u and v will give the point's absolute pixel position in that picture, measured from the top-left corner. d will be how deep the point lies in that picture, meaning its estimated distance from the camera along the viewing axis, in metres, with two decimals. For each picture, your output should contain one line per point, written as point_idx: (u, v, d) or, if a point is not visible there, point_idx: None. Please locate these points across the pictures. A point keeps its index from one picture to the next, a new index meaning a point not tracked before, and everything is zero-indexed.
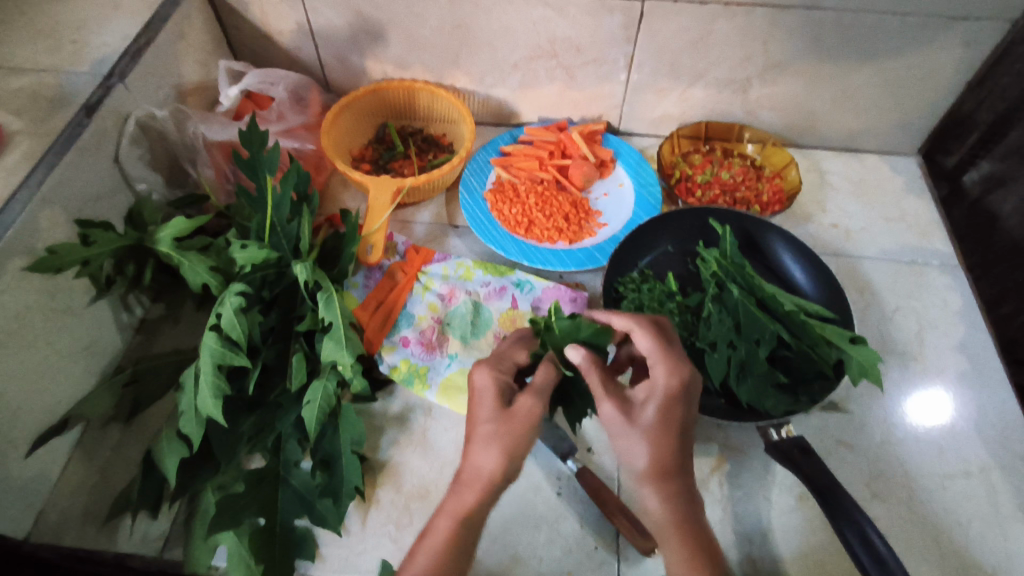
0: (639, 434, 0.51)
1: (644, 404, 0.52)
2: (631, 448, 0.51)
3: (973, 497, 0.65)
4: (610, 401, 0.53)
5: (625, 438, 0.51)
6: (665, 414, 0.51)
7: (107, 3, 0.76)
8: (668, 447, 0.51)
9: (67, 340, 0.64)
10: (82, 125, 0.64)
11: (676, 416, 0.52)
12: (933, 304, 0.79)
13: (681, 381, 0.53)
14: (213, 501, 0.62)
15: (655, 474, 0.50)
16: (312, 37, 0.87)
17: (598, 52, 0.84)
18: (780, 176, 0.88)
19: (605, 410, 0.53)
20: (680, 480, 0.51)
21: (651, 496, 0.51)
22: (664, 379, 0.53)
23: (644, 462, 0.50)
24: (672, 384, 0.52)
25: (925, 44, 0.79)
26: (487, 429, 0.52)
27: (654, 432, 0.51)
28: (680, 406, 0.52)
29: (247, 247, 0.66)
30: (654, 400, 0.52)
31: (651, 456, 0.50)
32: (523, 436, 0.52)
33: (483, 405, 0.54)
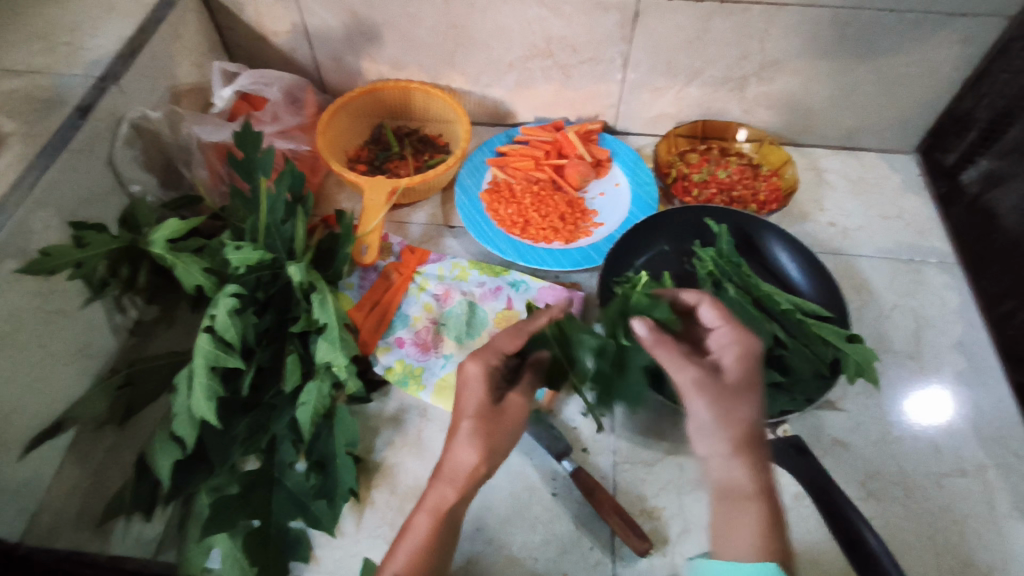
0: (729, 396, 0.49)
1: (726, 368, 0.51)
2: (716, 413, 0.48)
3: (970, 496, 0.64)
4: (689, 369, 0.51)
5: (710, 403, 0.49)
6: (744, 377, 0.50)
7: (102, 4, 0.76)
8: (755, 410, 0.49)
9: (61, 342, 0.64)
10: (75, 127, 0.64)
11: (756, 380, 0.51)
12: (931, 302, 0.79)
13: (757, 345, 0.52)
14: (207, 502, 0.61)
15: (743, 440, 0.48)
16: (308, 38, 0.87)
17: (594, 52, 0.84)
18: (777, 175, 0.87)
19: (684, 379, 0.50)
20: (763, 450, 0.48)
21: (741, 467, 0.47)
22: (742, 342, 0.52)
23: (736, 426, 0.48)
24: (749, 349, 0.52)
25: (923, 41, 0.79)
26: (469, 425, 0.52)
27: (738, 395, 0.49)
28: (759, 370, 0.51)
29: (241, 249, 0.66)
30: (735, 363, 0.51)
31: (741, 419, 0.48)
32: (502, 433, 0.53)
33: (472, 396, 0.53)
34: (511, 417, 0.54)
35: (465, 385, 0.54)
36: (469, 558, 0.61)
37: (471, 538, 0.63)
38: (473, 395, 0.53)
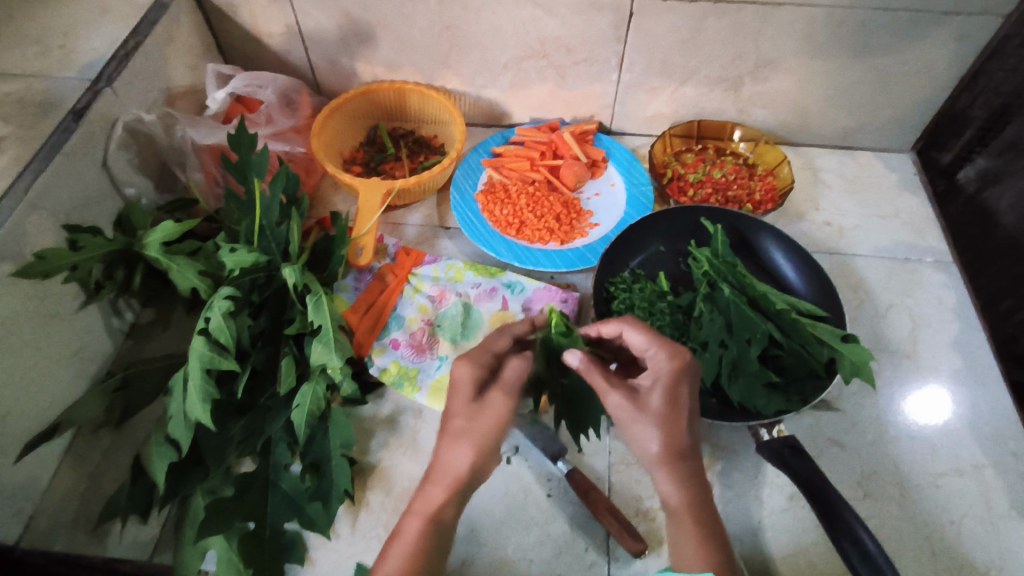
0: (651, 421, 0.52)
1: (648, 392, 0.53)
2: (643, 434, 0.52)
3: (967, 495, 0.64)
4: (616, 392, 0.53)
5: (636, 425, 0.52)
6: (671, 398, 0.52)
7: (96, 7, 0.76)
8: (678, 428, 0.52)
9: (56, 345, 0.64)
10: (69, 130, 0.64)
11: (681, 400, 0.53)
12: (927, 301, 0.79)
13: (683, 365, 0.53)
14: (202, 504, 0.62)
15: (668, 458, 0.51)
16: (302, 39, 0.87)
17: (588, 52, 0.84)
18: (772, 174, 0.87)
19: (612, 402, 0.53)
20: (692, 461, 0.52)
21: (666, 480, 0.52)
22: (667, 365, 0.53)
23: (657, 446, 0.51)
24: (676, 370, 0.53)
25: (918, 40, 0.78)
26: (458, 424, 0.52)
27: (662, 417, 0.52)
28: (684, 392, 0.53)
29: (236, 251, 0.66)
30: (660, 387, 0.53)
31: (664, 439, 0.51)
32: (490, 430, 0.52)
33: (458, 397, 0.54)
34: (495, 414, 0.52)
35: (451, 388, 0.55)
36: (465, 559, 0.62)
37: (466, 539, 0.63)
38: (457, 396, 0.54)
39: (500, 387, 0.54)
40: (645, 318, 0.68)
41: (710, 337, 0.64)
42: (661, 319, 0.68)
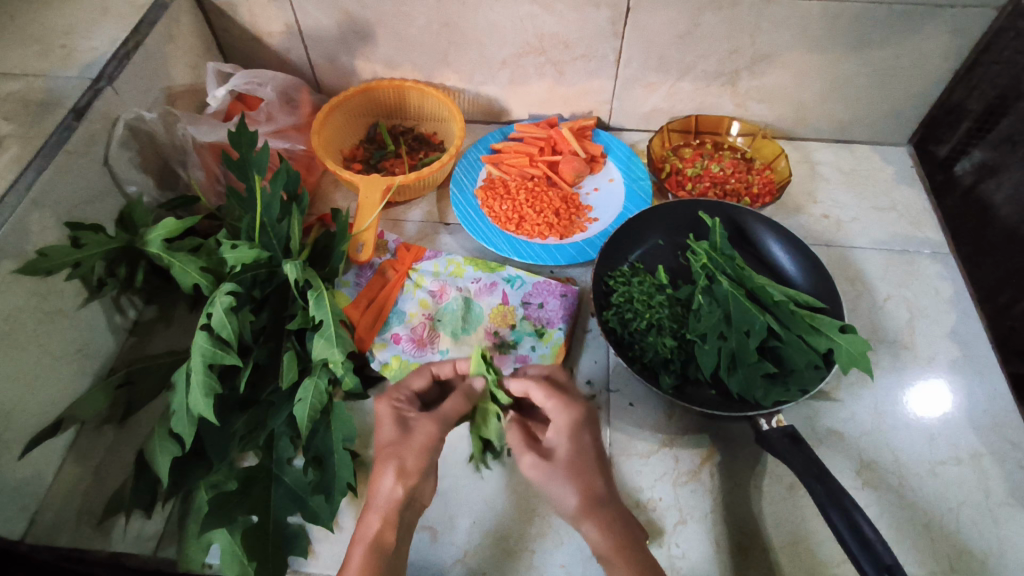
0: (562, 476, 0.54)
1: (556, 443, 0.56)
2: (560, 489, 0.54)
3: (965, 484, 0.65)
4: (529, 453, 0.56)
5: (551, 482, 0.54)
6: (578, 446, 0.55)
7: (97, 7, 0.77)
8: (590, 475, 0.54)
9: (60, 342, 0.65)
10: (71, 128, 0.64)
11: (586, 445, 0.56)
12: (925, 292, 0.79)
13: (579, 415, 0.57)
14: (206, 499, 0.62)
15: (590, 505, 0.53)
16: (301, 38, 0.87)
17: (586, 48, 0.84)
18: (770, 168, 0.88)
19: (527, 461, 0.56)
20: (612, 506, 0.54)
21: (592, 530, 0.53)
22: (564, 417, 0.56)
23: (574, 497, 0.53)
24: (575, 419, 0.56)
25: (913, 33, 0.79)
26: (386, 449, 0.56)
27: (571, 465, 0.54)
28: (588, 440, 0.56)
29: (236, 248, 0.66)
30: (562, 438, 0.56)
31: (578, 490, 0.53)
32: (418, 454, 0.56)
33: (382, 429, 0.58)
34: (420, 436, 0.57)
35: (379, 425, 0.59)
36: (466, 551, 0.62)
37: (468, 530, 0.63)
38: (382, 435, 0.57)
39: (429, 420, 0.58)
40: (644, 309, 0.68)
41: (710, 330, 0.64)
42: (660, 311, 0.68)
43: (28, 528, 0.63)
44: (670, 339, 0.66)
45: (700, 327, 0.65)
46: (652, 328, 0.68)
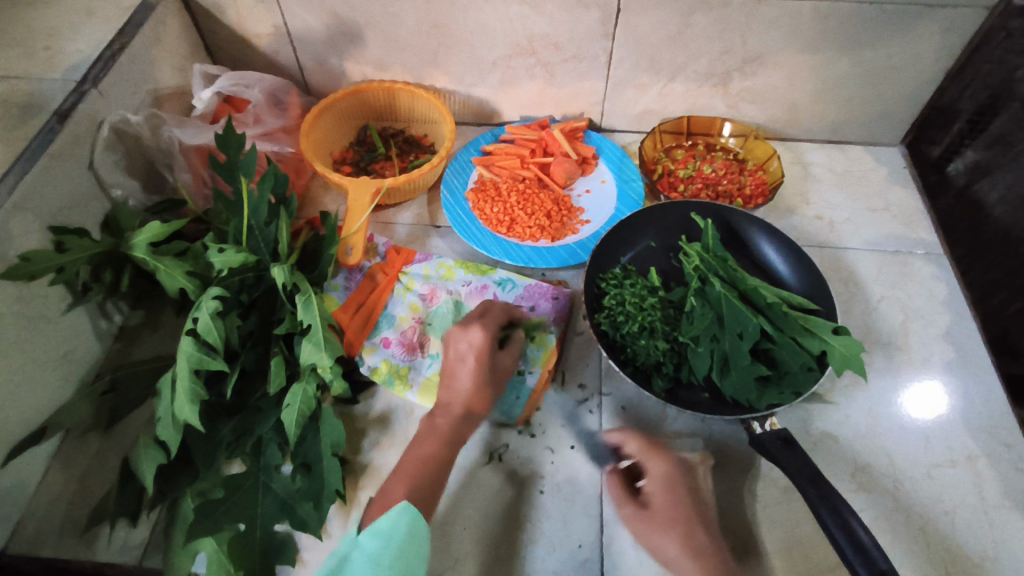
0: (676, 502, 0.58)
1: (653, 491, 0.59)
2: (666, 505, 0.58)
3: (960, 487, 0.64)
4: (659, 467, 0.60)
5: (665, 498, 0.58)
6: (676, 490, 0.59)
7: (82, 8, 0.76)
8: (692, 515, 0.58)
9: (44, 348, 0.64)
10: (54, 131, 0.63)
11: (682, 492, 0.59)
12: (918, 293, 0.79)
13: (674, 466, 0.60)
14: (191, 507, 0.61)
15: (692, 541, 0.55)
16: (290, 40, 0.87)
17: (577, 49, 0.84)
18: (762, 169, 0.87)
19: (654, 471, 0.60)
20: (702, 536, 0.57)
21: (674, 544, 0.55)
22: (663, 466, 0.60)
23: (678, 516, 0.57)
24: (671, 469, 0.60)
25: (905, 33, 0.78)
26: (460, 386, 0.64)
27: (672, 513, 0.57)
28: (683, 488, 0.59)
29: (224, 251, 0.65)
30: (661, 485, 0.59)
31: (682, 517, 0.57)
32: (491, 392, 0.65)
33: (459, 361, 0.65)
34: (501, 371, 0.65)
35: (461, 350, 0.65)
36: (456, 558, 0.61)
37: (458, 537, 0.62)
38: (478, 359, 0.64)
39: (504, 359, 0.66)
40: (636, 312, 0.67)
41: (703, 333, 0.64)
42: (651, 314, 0.67)
43: (10, 538, 0.62)
44: (661, 342, 0.65)
45: (693, 330, 0.64)
46: (645, 330, 0.66)
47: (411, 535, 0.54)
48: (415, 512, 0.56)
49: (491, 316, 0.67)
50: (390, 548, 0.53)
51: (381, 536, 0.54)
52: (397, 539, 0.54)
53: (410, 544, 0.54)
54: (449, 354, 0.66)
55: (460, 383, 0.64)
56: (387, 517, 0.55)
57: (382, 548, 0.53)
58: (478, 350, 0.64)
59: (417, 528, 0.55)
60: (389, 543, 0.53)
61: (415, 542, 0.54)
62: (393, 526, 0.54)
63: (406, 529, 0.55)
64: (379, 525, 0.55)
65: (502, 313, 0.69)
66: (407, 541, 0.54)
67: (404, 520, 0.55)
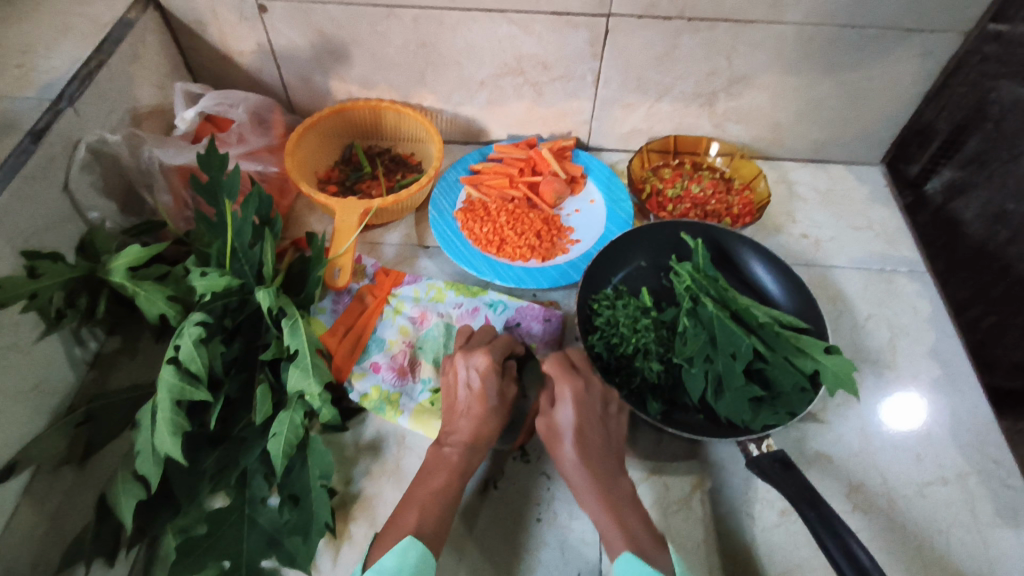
0: (571, 413, 0.60)
1: (561, 408, 0.61)
2: (563, 415, 0.60)
3: (953, 505, 0.65)
4: (567, 384, 0.61)
5: (563, 410, 0.61)
6: (583, 408, 0.60)
7: (57, 24, 0.73)
8: (591, 427, 0.60)
9: (15, 380, 0.60)
10: (27, 152, 0.61)
11: (590, 409, 0.61)
12: (904, 311, 0.80)
13: (582, 387, 0.61)
14: (173, 545, 0.57)
15: (584, 452, 0.59)
16: (274, 57, 0.85)
17: (565, 69, 0.84)
18: (749, 188, 0.88)
19: (563, 389, 0.61)
20: (602, 456, 0.60)
21: (569, 452, 0.59)
22: (572, 388, 0.61)
23: (570, 427, 0.60)
24: (581, 390, 0.61)
25: (885, 55, 0.80)
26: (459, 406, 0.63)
27: (572, 423, 0.60)
28: (592, 404, 0.61)
29: (207, 274, 0.63)
30: (568, 405, 0.60)
31: (576, 432, 0.59)
32: (493, 419, 0.62)
33: (459, 391, 0.64)
34: (510, 398, 0.64)
35: (468, 379, 0.64)
36: None
37: (454, 570, 0.61)
38: (485, 386, 0.63)
39: (507, 378, 0.65)
40: (630, 334, 0.66)
41: (696, 354, 0.63)
42: (646, 336, 0.66)
43: None
44: (656, 365, 0.64)
45: (687, 351, 0.64)
46: (639, 352, 0.66)
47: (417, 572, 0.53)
48: (424, 549, 0.54)
49: (499, 343, 0.67)
50: None
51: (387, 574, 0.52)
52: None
53: None
54: (456, 385, 0.65)
55: (468, 410, 0.63)
56: (392, 556, 0.53)
57: None
58: (483, 375, 0.63)
59: (423, 564, 0.53)
60: None
61: None
62: (399, 564, 0.52)
63: (412, 565, 0.53)
64: (384, 563, 0.52)
65: (507, 340, 0.68)
66: None
67: (410, 557, 0.53)
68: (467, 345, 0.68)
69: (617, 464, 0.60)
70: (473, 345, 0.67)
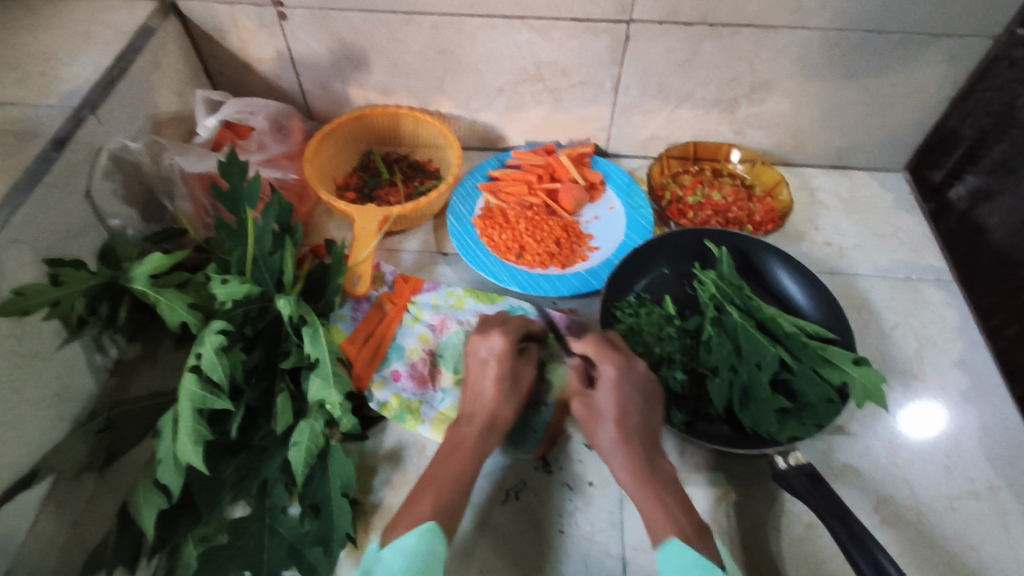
0: (610, 389, 0.60)
1: (602, 388, 0.61)
2: (605, 393, 0.60)
3: (985, 520, 0.63)
4: (609, 363, 0.61)
5: (604, 389, 0.60)
6: (623, 388, 0.60)
7: (80, 32, 0.74)
8: (633, 409, 0.59)
9: (37, 388, 0.60)
10: (51, 160, 0.61)
11: (631, 388, 0.60)
12: (931, 320, 0.79)
13: (624, 365, 0.61)
14: (193, 555, 0.55)
15: (623, 431, 0.59)
16: (293, 64, 0.85)
17: (584, 75, 0.83)
18: (771, 196, 0.87)
19: (604, 368, 0.61)
20: (642, 441, 0.59)
21: (610, 432, 0.59)
22: (613, 368, 0.61)
23: (612, 404, 0.59)
24: (623, 369, 0.60)
25: (911, 61, 0.79)
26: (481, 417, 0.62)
27: (614, 402, 0.59)
28: (634, 383, 0.60)
29: (228, 282, 0.62)
30: (609, 384, 0.60)
31: (617, 410, 0.59)
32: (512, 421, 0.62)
33: (475, 369, 0.64)
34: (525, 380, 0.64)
35: (484, 358, 0.64)
36: None
37: None
38: (501, 368, 0.62)
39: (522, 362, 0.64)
40: (654, 342, 0.67)
41: (721, 363, 0.63)
42: (670, 344, 0.67)
43: None
44: (680, 374, 0.65)
45: (711, 360, 0.63)
46: (663, 361, 0.66)
47: (432, 557, 0.52)
48: (441, 537, 0.53)
49: (513, 325, 0.67)
50: (411, 568, 0.50)
51: (405, 553, 0.51)
52: (420, 558, 0.51)
53: (432, 564, 0.51)
54: (472, 365, 0.64)
55: (480, 402, 0.62)
56: (413, 535, 0.52)
57: (403, 565, 0.50)
58: (499, 357, 0.63)
59: (440, 553, 0.53)
60: (411, 562, 0.51)
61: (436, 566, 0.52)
62: (418, 544, 0.52)
63: (428, 549, 0.52)
64: (403, 542, 0.52)
65: (523, 324, 0.68)
66: (429, 562, 0.51)
67: (428, 541, 0.52)
68: (485, 324, 0.68)
69: (658, 448, 0.60)
70: (489, 326, 0.67)
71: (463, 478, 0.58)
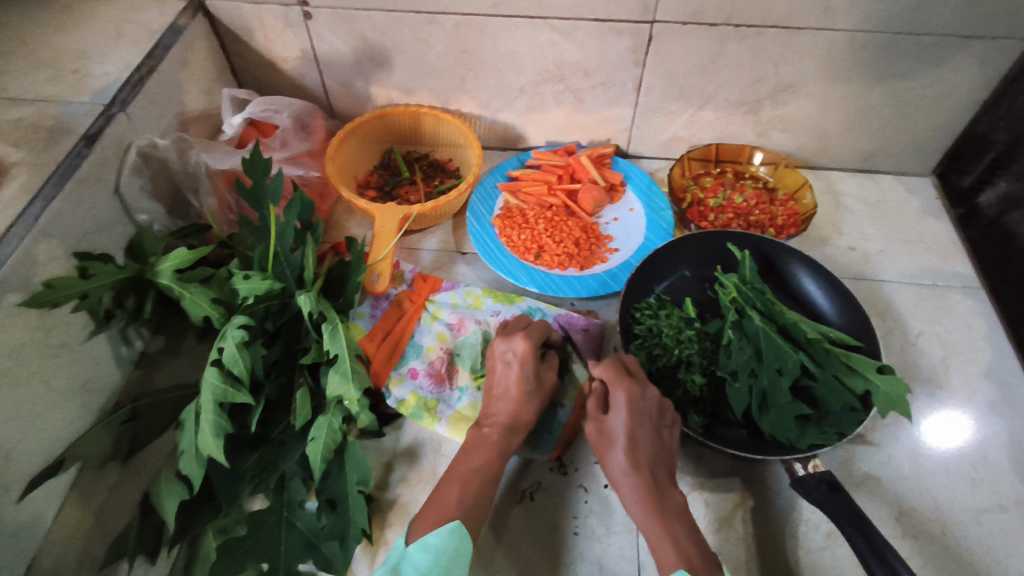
0: (621, 416, 0.58)
1: (614, 413, 0.59)
2: (616, 419, 0.59)
3: (1012, 534, 0.62)
4: (622, 388, 0.59)
5: (616, 416, 0.59)
6: (635, 414, 0.58)
7: (110, 31, 0.75)
8: (643, 437, 0.58)
9: (64, 378, 0.62)
10: (81, 156, 0.62)
11: (643, 416, 0.59)
12: (958, 328, 0.77)
13: (637, 392, 0.59)
14: (213, 546, 0.59)
15: (633, 459, 0.57)
16: (317, 63, 0.86)
17: (606, 76, 0.83)
18: (794, 200, 0.86)
19: (618, 394, 0.59)
20: (651, 470, 0.57)
21: (620, 458, 0.57)
22: (625, 394, 0.59)
23: (622, 431, 0.58)
24: (635, 395, 0.59)
25: (941, 64, 0.77)
26: (498, 418, 0.62)
27: (624, 429, 0.58)
28: (646, 411, 0.59)
29: (250, 278, 0.63)
30: (622, 410, 0.58)
31: (626, 440, 0.57)
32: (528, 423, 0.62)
33: (499, 370, 0.64)
34: (546, 382, 0.64)
35: (507, 359, 0.64)
36: None
37: None
38: (523, 369, 0.63)
39: (545, 368, 0.65)
40: (673, 345, 0.66)
41: (740, 367, 0.62)
42: (689, 347, 0.65)
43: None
44: (699, 377, 0.63)
45: (731, 365, 0.62)
46: (682, 364, 0.65)
47: (456, 556, 0.52)
48: (467, 536, 0.54)
49: (536, 328, 0.67)
50: (435, 567, 0.51)
51: (430, 551, 0.52)
52: (444, 557, 0.52)
53: (457, 563, 0.52)
54: (496, 366, 0.65)
55: (500, 403, 0.63)
56: (439, 533, 0.53)
57: (429, 563, 0.52)
58: (522, 359, 0.63)
59: (466, 550, 0.53)
60: (435, 561, 0.52)
61: (462, 564, 0.52)
62: (443, 543, 0.53)
63: (455, 548, 0.53)
64: (429, 539, 0.53)
65: (545, 326, 0.69)
66: (453, 561, 0.52)
67: (454, 539, 0.53)
68: (510, 326, 0.69)
69: (667, 476, 0.58)
70: (512, 329, 0.68)
71: (479, 479, 0.58)
